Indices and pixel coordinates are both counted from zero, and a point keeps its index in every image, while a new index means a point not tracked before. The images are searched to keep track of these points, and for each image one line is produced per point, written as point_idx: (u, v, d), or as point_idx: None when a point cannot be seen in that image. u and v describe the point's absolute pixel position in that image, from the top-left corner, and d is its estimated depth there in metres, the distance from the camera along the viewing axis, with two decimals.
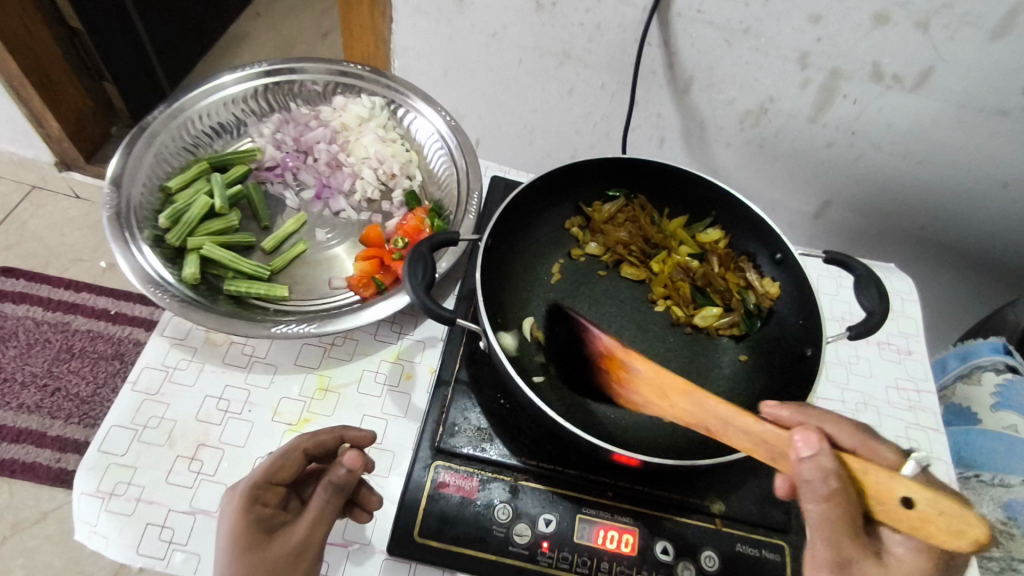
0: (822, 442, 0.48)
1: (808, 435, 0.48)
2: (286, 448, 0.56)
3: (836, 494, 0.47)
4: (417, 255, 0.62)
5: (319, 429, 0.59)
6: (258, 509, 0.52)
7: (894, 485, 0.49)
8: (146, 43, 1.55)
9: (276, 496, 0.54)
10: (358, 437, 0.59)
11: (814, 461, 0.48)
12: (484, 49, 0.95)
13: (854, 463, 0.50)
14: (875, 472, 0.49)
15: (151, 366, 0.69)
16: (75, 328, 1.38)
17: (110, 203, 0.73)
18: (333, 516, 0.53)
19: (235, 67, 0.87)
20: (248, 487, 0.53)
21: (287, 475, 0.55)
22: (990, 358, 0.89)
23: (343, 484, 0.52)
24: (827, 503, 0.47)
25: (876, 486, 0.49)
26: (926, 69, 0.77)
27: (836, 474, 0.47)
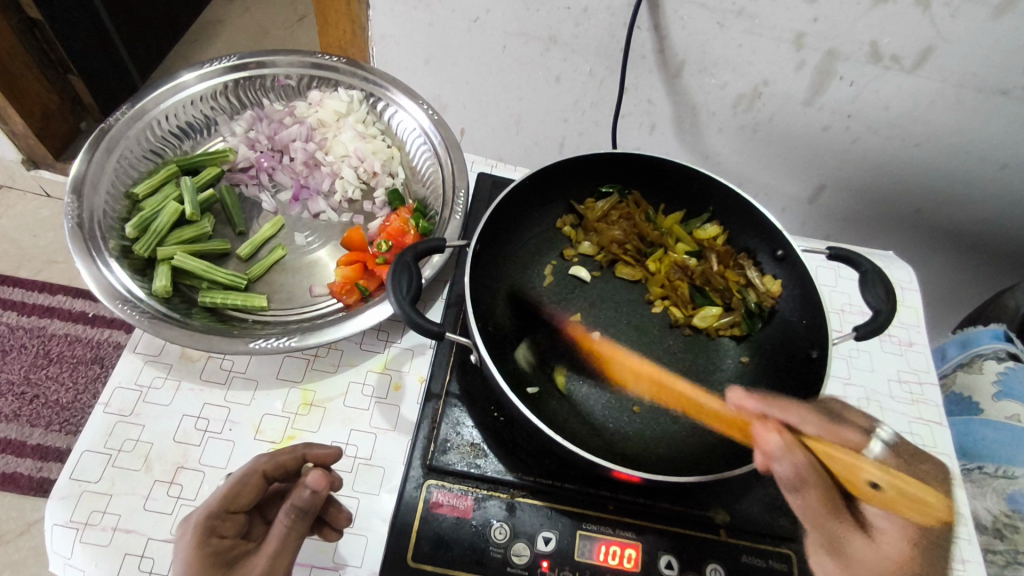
0: (783, 438, 0.58)
1: (770, 434, 0.59)
2: (243, 473, 0.52)
3: (808, 483, 0.59)
4: (401, 266, 0.59)
5: (280, 450, 0.56)
6: (215, 541, 0.49)
7: (859, 469, 0.59)
8: (113, 32, 1.48)
9: (234, 525, 0.51)
10: (321, 455, 0.55)
11: (784, 457, 0.58)
12: (466, 36, 0.91)
13: (817, 448, 0.58)
14: (835, 456, 0.59)
15: (124, 386, 0.65)
16: (51, 332, 1.33)
17: (71, 212, 0.68)
18: (301, 538, 0.51)
19: (200, 63, 0.82)
20: (201, 519, 0.49)
21: (245, 502, 0.52)
22: (991, 345, 0.87)
23: (308, 506, 0.50)
24: (803, 492, 0.59)
25: (844, 468, 0.58)
26: (925, 48, 0.74)
27: (803, 464, 0.58)
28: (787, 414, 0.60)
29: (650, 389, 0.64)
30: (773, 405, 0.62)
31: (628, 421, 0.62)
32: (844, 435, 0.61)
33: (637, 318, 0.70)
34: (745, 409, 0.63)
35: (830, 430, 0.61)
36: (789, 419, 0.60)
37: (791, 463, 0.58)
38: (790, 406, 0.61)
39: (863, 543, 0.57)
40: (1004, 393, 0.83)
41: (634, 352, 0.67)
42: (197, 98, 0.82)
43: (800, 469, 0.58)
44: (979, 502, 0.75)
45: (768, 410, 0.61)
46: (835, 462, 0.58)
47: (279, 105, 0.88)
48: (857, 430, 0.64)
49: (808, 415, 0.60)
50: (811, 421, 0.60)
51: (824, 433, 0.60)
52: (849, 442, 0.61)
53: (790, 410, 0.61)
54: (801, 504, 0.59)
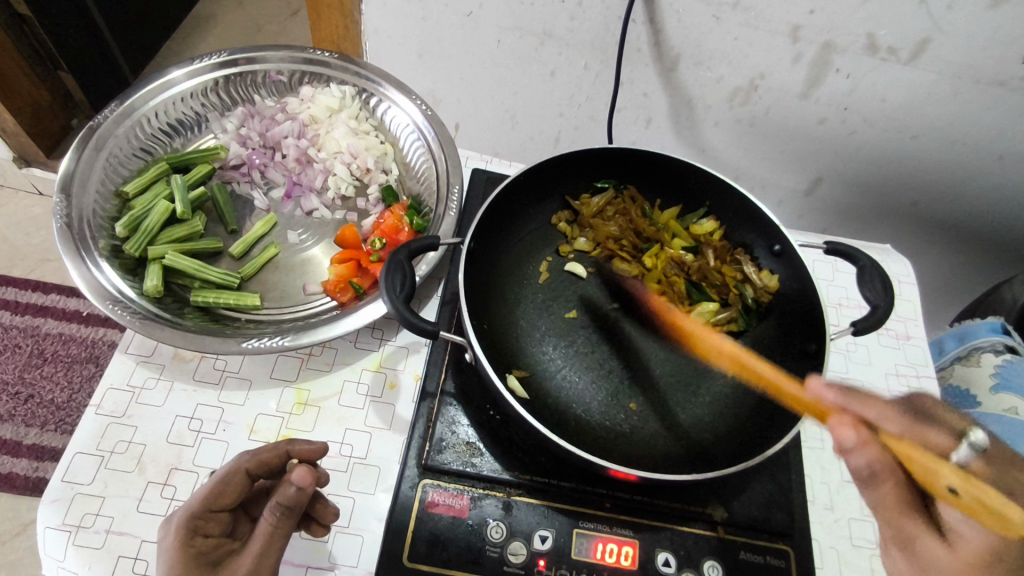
0: (858, 432, 0.55)
1: (845, 426, 0.56)
2: (226, 472, 0.51)
3: (882, 478, 0.56)
4: (394, 264, 0.58)
5: (262, 446, 0.54)
6: (198, 541, 0.49)
7: (937, 472, 0.52)
8: (104, 28, 1.46)
9: (218, 524, 0.51)
10: (306, 452, 0.54)
11: (860, 450, 0.55)
12: (459, 30, 0.90)
13: (897, 446, 0.54)
14: (915, 454, 0.53)
15: (115, 387, 0.65)
16: (45, 332, 1.32)
17: (60, 212, 0.67)
18: (287, 535, 0.50)
19: (189, 59, 0.81)
20: (184, 519, 0.49)
21: (228, 501, 0.51)
22: (989, 339, 0.87)
23: (293, 504, 0.49)
24: (877, 487, 0.57)
25: (921, 469, 0.53)
26: (922, 40, 0.73)
27: (880, 461, 0.55)
28: (867, 408, 0.56)
29: (730, 365, 0.66)
30: (852, 397, 0.57)
31: (625, 418, 0.61)
32: (931, 438, 0.55)
33: (633, 315, 0.70)
34: (824, 398, 0.58)
35: (913, 429, 0.55)
36: (868, 415, 0.56)
37: (867, 457, 0.56)
38: (872, 401, 0.56)
39: (937, 545, 0.53)
40: (1002, 385, 0.83)
41: (627, 348, 0.67)
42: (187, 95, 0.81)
43: (875, 465, 0.56)
44: None
45: (850, 401, 0.56)
46: (913, 462, 0.53)
47: (271, 101, 0.87)
48: (949, 432, 0.56)
49: (891, 412, 0.56)
50: (889, 418, 0.55)
51: (903, 429, 0.55)
52: (936, 445, 0.54)
53: (875, 404, 0.56)
54: (876, 497, 0.58)
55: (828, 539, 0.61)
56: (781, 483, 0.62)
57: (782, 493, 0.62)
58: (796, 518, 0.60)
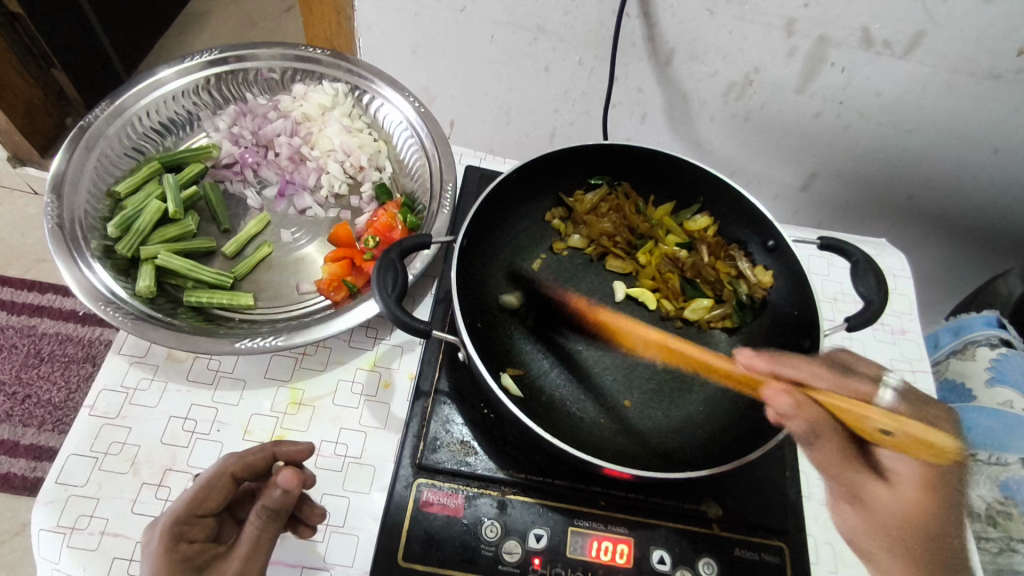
0: (792, 397, 0.57)
1: (780, 394, 0.58)
2: (211, 475, 0.52)
3: (823, 437, 0.57)
4: (386, 263, 0.58)
5: (249, 449, 0.54)
6: (183, 546, 0.49)
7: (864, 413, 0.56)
8: (96, 25, 1.45)
9: (203, 529, 0.51)
10: (292, 452, 0.55)
11: (795, 412, 0.57)
12: (453, 26, 0.89)
13: (824, 399, 0.56)
14: (846, 406, 0.56)
15: (109, 389, 0.64)
16: (42, 331, 1.32)
17: (51, 213, 0.67)
18: (273, 538, 0.51)
19: (180, 58, 0.81)
20: (168, 524, 0.49)
21: (213, 504, 0.52)
22: (985, 333, 0.87)
23: (278, 506, 0.49)
24: (818, 445, 0.57)
25: (852, 417, 0.56)
26: (917, 33, 0.73)
27: (815, 418, 0.56)
28: (797, 370, 0.59)
29: (659, 353, 0.66)
30: (778, 362, 0.61)
31: (618, 416, 0.61)
32: (854, 385, 0.59)
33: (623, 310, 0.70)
34: (755, 366, 0.63)
35: (839, 382, 0.58)
36: (801, 375, 0.59)
37: (802, 419, 0.56)
38: (795, 362, 0.60)
39: (880, 488, 0.56)
40: (998, 379, 0.83)
41: (618, 342, 0.67)
42: (177, 94, 0.81)
43: (814, 423, 0.56)
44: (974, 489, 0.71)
45: (779, 367, 0.61)
46: (846, 413, 0.56)
47: (263, 99, 0.86)
48: (869, 381, 0.61)
49: (813, 368, 0.59)
50: (819, 375, 0.58)
51: (835, 385, 0.58)
52: (861, 393, 0.58)
53: (799, 365, 0.60)
54: (820, 457, 0.58)
55: (823, 534, 0.61)
56: (776, 480, 0.62)
57: (777, 489, 0.62)
58: (790, 513, 0.61)
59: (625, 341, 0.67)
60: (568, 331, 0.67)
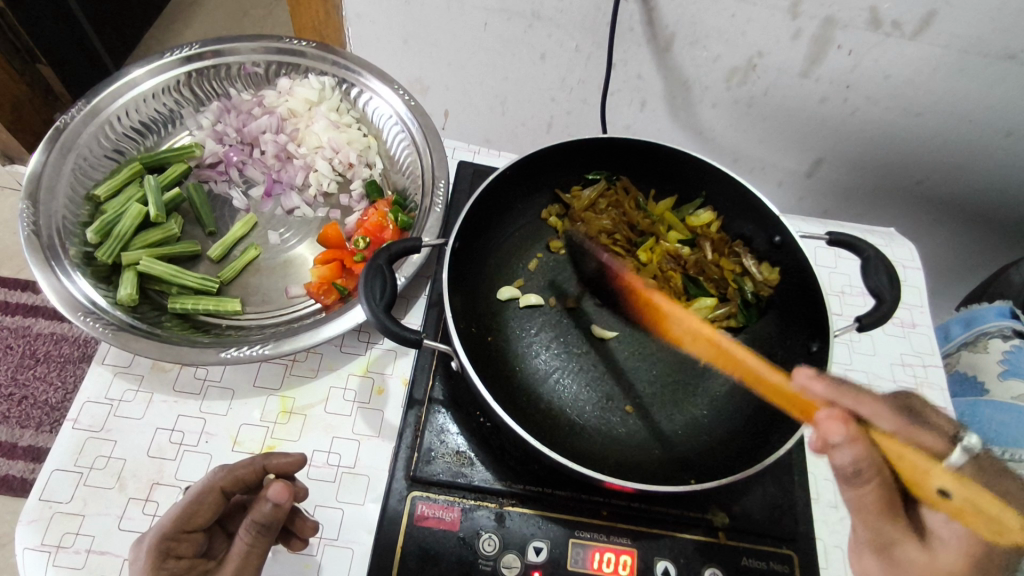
0: (848, 426, 0.48)
1: (834, 420, 0.49)
2: (199, 490, 0.49)
3: (866, 480, 0.48)
4: (374, 269, 0.55)
5: (238, 461, 0.52)
6: (170, 564, 0.46)
7: (930, 474, 0.46)
8: (82, 20, 1.40)
9: (192, 545, 0.48)
10: (283, 465, 0.52)
11: (846, 448, 0.48)
12: (445, 13, 0.85)
13: (887, 446, 0.47)
14: (908, 453, 0.46)
15: (93, 400, 0.61)
16: (37, 332, 1.22)
17: (27, 220, 0.65)
18: (264, 553, 0.48)
19: (157, 54, 0.78)
20: (155, 541, 0.46)
21: (202, 520, 0.49)
22: (996, 324, 0.84)
23: (269, 520, 0.47)
24: (862, 486, 0.49)
25: (912, 467, 0.46)
26: (926, 13, 0.69)
27: (869, 459, 0.48)
28: (858, 404, 0.51)
29: (708, 351, 0.65)
30: (841, 394, 0.52)
31: (620, 422, 0.59)
32: (922, 438, 0.49)
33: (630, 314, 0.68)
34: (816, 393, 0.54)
35: (907, 429, 0.49)
36: (860, 409, 0.50)
37: (853, 455, 0.48)
38: (864, 396, 0.52)
39: (919, 552, 0.45)
40: (1009, 372, 0.79)
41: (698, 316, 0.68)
42: (153, 94, 0.78)
43: (863, 463, 0.48)
44: None
45: (839, 396, 0.52)
46: (903, 461, 0.46)
47: (246, 95, 0.84)
48: (942, 435, 0.50)
49: (879, 407, 0.51)
50: (886, 416, 0.50)
51: (897, 429, 0.49)
52: (925, 445, 0.48)
53: (864, 399, 0.51)
54: (855, 497, 0.50)
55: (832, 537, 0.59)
56: (783, 485, 0.60)
57: (785, 495, 0.60)
58: (801, 521, 0.58)
59: (666, 327, 0.67)
60: (615, 346, 0.65)
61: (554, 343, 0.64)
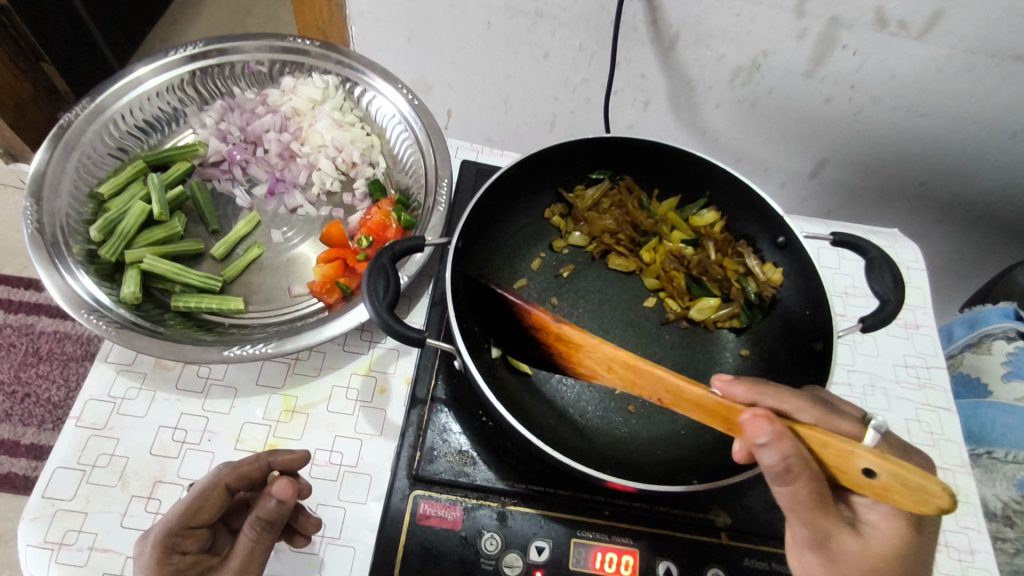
0: (772, 422, 0.42)
1: (759, 418, 0.42)
2: (205, 486, 0.49)
3: (797, 473, 0.42)
4: (378, 268, 0.55)
5: (244, 459, 0.52)
6: (176, 559, 0.46)
7: (851, 451, 0.42)
8: (87, 21, 1.40)
9: (196, 541, 0.48)
10: (288, 462, 0.53)
11: (774, 444, 0.41)
12: (449, 12, 0.85)
13: (808, 433, 0.43)
14: (830, 437, 0.42)
15: (96, 398, 0.61)
16: (40, 330, 1.22)
17: (31, 218, 0.65)
18: (267, 550, 0.49)
19: (159, 53, 0.78)
20: (161, 536, 0.46)
21: (207, 516, 0.49)
22: (1001, 325, 0.82)
23: (274, 516, 0.47)
24: (792, 484, 0.42)
25: (835, 449, 0.43)
26: (933, 13, 0.69)
27: (795, 450, 0.41)
28: (778, 398, 0.46)
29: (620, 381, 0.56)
30: (759, 391, 0.46)
31: (622, 421, 0.59)
32: (836, 422, 0.46)
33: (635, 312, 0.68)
34: (733, 397, 0.47)
35: (823, 414, 0.46)
36: (781, 404, 0.46)
37: (780, 452, 0.41)
38: (781, 389, 0.47)
39: (851, 538, 0.44)
40: (1014, 373, 0.79)
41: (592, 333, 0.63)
42: (157, 92, 0.78)
43: (792, 459, 0.41)
44: (987, 488, 0.71)
45: (760, 394, 0.46)
46: (828, 445, 0.42)
47: (250, 93, 0.84)
48: (853, 417, 0.48)
49: (795, 398, 0.46)
50: (804, 408, 0.46)
51: (818, 419, 0.46)
52: (840, 428, 0.46)
53: (784, 393, 0.47)
54: (789, 493, 0.42)
55: None
56: None
57: None
58: None
59: (575, 361, 0.58)
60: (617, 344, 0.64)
61: None
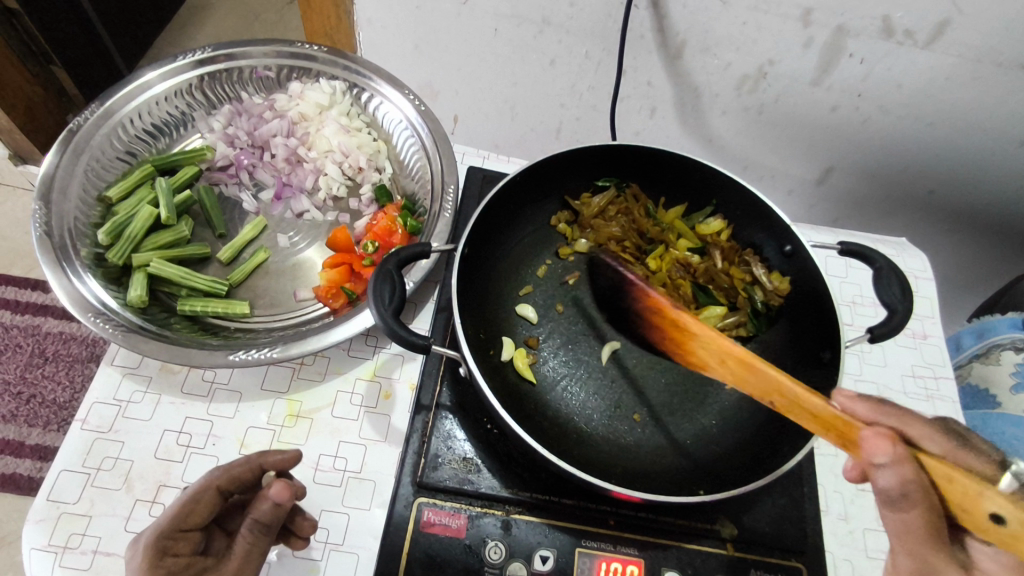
0: (895, 445, 0.42)
1: (880, 437, 0.42)
2: (196, 489, 0.49)
3: (915, 504, 0.41)
4: (383, 274, 0.55)
5: (234, 461, 0.52)
6: (168, 561, 0.45)
7: (983, 495, 0.41)
8: (97, 25, 1.41)
9: (189, 544, 0.48)
10: (278, 462, 0.52)
11: (891, 468, 0.42)
12: (455, 19, 0.85)
13: (935, 465, 0.42)
14: (959, 476, 0.41)
15: (102, 401, 0.61)
16: (46, 331, 1.23)
17: (39, 221, 0.65)
18: (263, 553, 0.49)
19: (168, 58, 0.79)
20: (151, 539, 0.46)
21: (199, 519, 0.48)
22: (1008, 336, 0.82)
23: (269, 516, 0.47)
24: (906, 511, 0.41)
25: (964, 489, 0.41)
26: (941, 22, 0.69)
27: (917, 481, 0.41)
28: (905, 424, 0.45)
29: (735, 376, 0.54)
30: (884, 411, 0.46)
31: (628, 430, 0.59)
32: (968, 459, 0.45)
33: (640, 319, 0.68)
34: (853, 412, 0.47)
35: (953, 451, 0.44)
36: (906, 428, 0.44)
37: (898, 476, 0.42)
38: (915, 416, 0.45)
39: None
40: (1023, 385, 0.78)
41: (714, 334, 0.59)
42: (166, 96, 0.79)
43: (914, 485, 0.41)
44: None
45: (880, 414, 0.45)
46: (956, 484, 0.41)
47: (258, 98, 0.84)
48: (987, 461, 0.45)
49: (933, 429, 0.45)
50: (934, 437, 0.44)
51: (946, 452, 0.44)
52: (965, 463, 0.44)
53: (913, 421, 0.45)
54: (898, 523, 0.42)
55: (841, 550, 0.59)
56: (792, 497, 0.60)
57: (794, 506, 0.59)
58: (810, 533, 0.58)
59: (689, 352, 0.57)
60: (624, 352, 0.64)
61: (558, 350, 0.64)
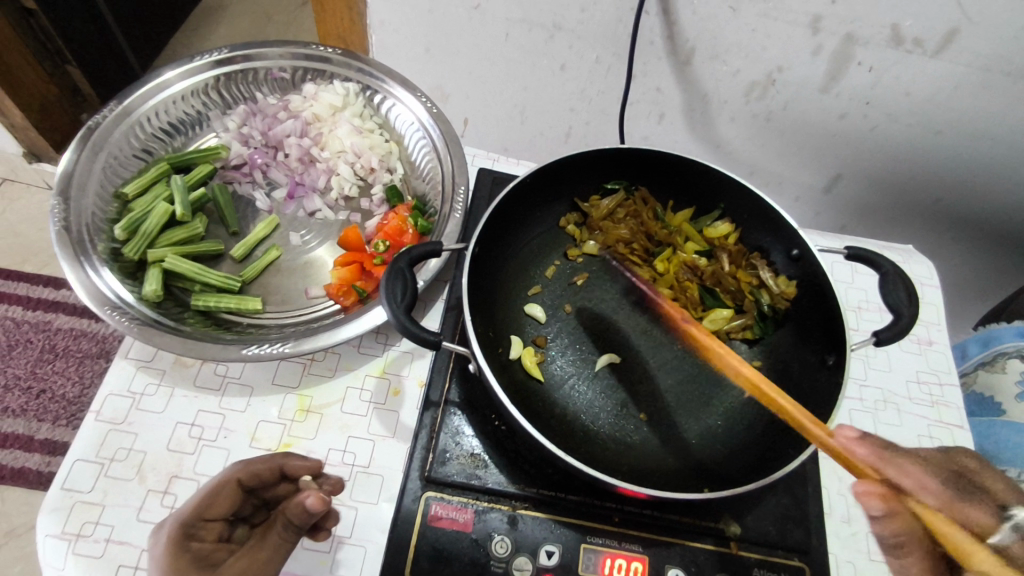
0: (886, 503, 0.49)
1: (872, 496, 0.49)
2: (216, 482, 0.50)
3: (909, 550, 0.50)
4: (395, 272, 0.56)
5: (257, 458, 0.52)
6: (191, 547, 0.47)
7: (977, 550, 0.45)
8: (112, 25, 1.43)
9: (213, 531, 0.49)
10: (301, 467, 0.53)
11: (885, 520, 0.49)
12: (467, 23, 0.87)
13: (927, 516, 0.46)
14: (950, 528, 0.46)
15: (116, 393, 0.62)
16: (57, 327, 1.24)
17: (58, 216, 0.66)
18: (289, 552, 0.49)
19: (186, 58, 0.80)
20: (176, 526, 0.47)
21: (220, 511, 0.50)
22: (1015, 344, 0.82)
23: (299, 518, 0.47)
24: (905, 557, 0.51)
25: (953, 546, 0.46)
26: (950, 31, 0.70)
27: (906, 533, 0.49)
28: (902, 475, 0.50)
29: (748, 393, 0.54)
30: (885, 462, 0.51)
31: (634, 429, 0.60)
32: (968, 512, 0.50)
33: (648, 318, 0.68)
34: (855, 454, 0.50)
35: (952, 503, 0.49)
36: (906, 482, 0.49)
37: (892, 530, 0.50)
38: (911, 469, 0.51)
39: None
40: None
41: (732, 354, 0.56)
42: (182, 96, 0.80)
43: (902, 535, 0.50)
44: None
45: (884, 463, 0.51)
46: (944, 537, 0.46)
47: (273, 99, 0.86)
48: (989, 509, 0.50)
49: (924, 477, 0.51)
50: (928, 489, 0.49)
51: (943, 502, 0.49)
52: (966, 518, 0.49)
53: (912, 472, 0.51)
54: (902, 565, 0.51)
55: (844, 552, 0.59)
56: (796, 498, 0.60)
57: (797, 506, 0.60)
58: (813, 533, 0.58)
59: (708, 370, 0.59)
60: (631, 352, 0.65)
61: (566, 349, 0.65)
